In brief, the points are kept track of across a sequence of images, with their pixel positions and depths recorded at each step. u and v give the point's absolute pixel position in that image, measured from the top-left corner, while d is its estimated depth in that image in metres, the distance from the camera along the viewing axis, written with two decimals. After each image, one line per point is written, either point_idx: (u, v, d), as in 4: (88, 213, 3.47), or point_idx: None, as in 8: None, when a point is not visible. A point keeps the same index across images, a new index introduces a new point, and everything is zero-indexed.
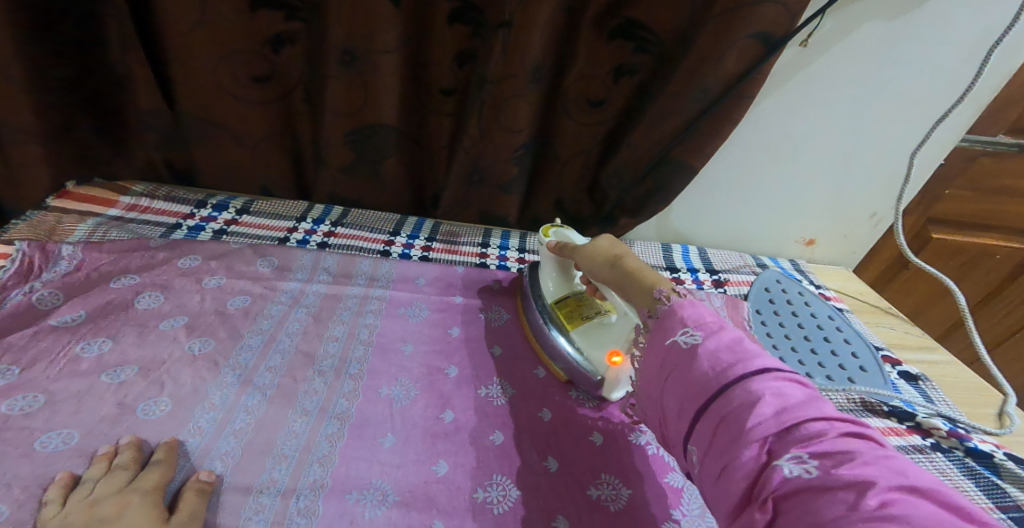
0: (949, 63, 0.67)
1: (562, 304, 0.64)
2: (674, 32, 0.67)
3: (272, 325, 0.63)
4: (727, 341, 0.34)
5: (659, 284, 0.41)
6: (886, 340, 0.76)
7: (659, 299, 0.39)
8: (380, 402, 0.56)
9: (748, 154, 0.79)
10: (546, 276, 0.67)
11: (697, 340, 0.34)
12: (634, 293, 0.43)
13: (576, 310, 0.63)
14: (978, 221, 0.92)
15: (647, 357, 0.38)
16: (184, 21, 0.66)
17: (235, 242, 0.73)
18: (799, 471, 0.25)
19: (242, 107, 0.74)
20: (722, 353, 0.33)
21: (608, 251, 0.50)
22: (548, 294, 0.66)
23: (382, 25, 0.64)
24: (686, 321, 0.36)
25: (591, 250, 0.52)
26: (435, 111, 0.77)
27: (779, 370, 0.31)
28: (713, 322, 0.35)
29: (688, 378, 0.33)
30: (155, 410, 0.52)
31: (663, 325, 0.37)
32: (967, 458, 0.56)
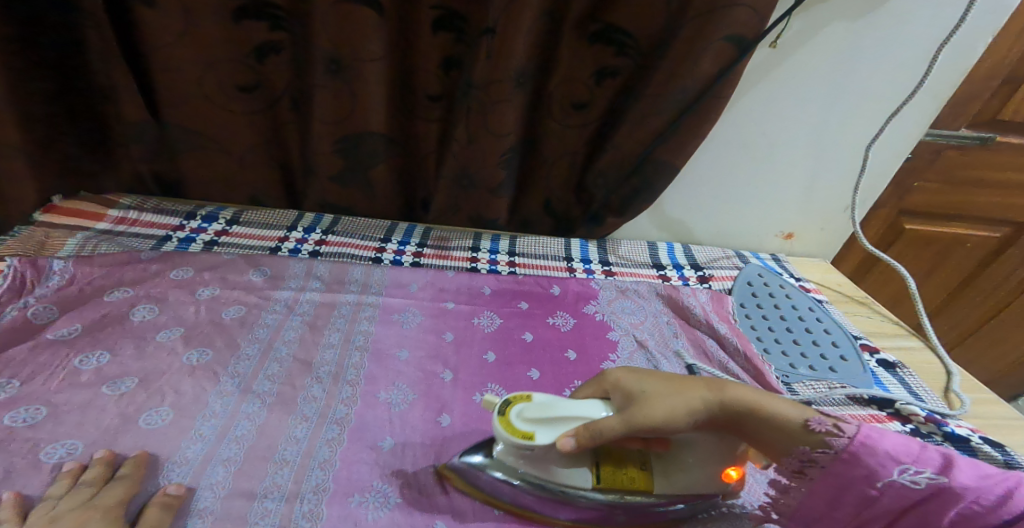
0: (911, 60, 0.71)
1: (607, 478, 0.45)
2: (653, 35, 0.69)
3: (269, 334, 0.64)
4: (967, 472, 0.35)
5: (799, 412, 0.41)
6: (864, 329, 0.79)
7: (826, 432, 0.39)
8: (379, 406, 0.57)
9: (725, 154, 0.82)
10: (549, 467, 0.45)
11: (936, 481, 0.35)
12: (777, 436, 0.41)
13: (629, 470, 0.45)
14: (948, 212, 0.96)
15: (832, 492, 0.40)
16: (167, 31, 0.66)
17: (226, 253, 0.74)
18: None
19: (230, 117, 0.75)
20: (973, 485, 0.35)
21: (694, 404, 0.41)
22: (576, 481, 0.45)
23: (366, 33, 0.65)
24: (899, 458, 0.37)
25: (675, 408, 0.41)
26: (422, 117, 0.78)
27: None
28: (926, 453, 0.37)
29: (945, 512, 0.35)
30: (157, 420, 0.53)
31: (864, 464, 0.37)
32: (946, 443, 0.57)
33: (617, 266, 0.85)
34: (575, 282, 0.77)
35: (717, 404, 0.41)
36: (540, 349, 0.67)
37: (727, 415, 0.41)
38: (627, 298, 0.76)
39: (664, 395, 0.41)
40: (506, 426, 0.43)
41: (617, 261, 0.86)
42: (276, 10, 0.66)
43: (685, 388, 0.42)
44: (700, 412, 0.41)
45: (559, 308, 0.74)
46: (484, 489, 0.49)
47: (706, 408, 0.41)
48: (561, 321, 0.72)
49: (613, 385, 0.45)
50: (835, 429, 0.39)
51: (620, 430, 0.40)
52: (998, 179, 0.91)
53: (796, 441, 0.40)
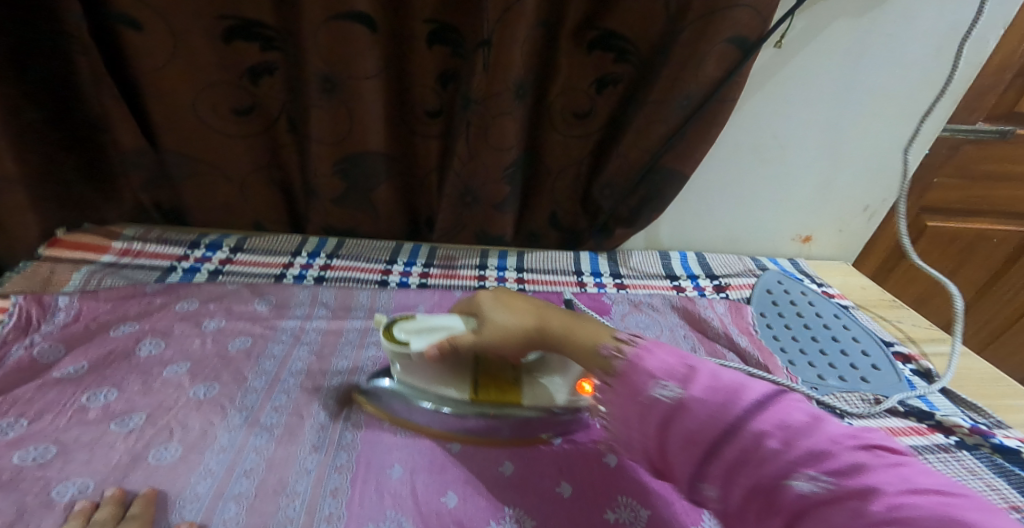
0: (923, 54, 0.69)
1: (481, 390, 0.56)
2: (652, 40, 0.67)
3: (275, 365, 0.62)
4: (705, 382, 0.35)
5: (597, 339, 0.45)
6: (896, 333, 0.75)
7: (611, 356, 0.41)
8: (386, 433, 0.56)
9: (733, 159, 0.80)
10: (433, 379, 0.56)
11: (679, 392, 0.35)
12: (582, 357, 0.45)
13: (500, 384, 0.56)
14: (970, 207, 0.92)
15: (620, 415, 0.38)
16: (157, 57, 0.66)
17: (231, 283, 0.73)
18: (816, 488, 0.29)
19: (229, 144, 0.74)
20: (703, 396, 0.34)
21: (520, 327, 0.49)
22: (456, 392, 0.56)
23: (360, 51, 0.64)
24: (655, 373, 0.37)
25: (504, 329, 0.49)
26: (422, 134, 0.77)
27: (765, 397, 0.34)
28: (678, 367, 0.37)
29: (685, 428, 0.34)
30: (166, 456, 0.51)
31: (632, 381, 0.38)
32: (994, 455, 0.54)
33: (629, 278, 0.83)
34: (587, 298, 0.75)
35: (535, 329, 0.49)
36: None
37: (542, 340, 0.49)
38: (641, 312, 0.73)
39: (502, 318, 0.49)
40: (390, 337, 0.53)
41: (628, 273, 0.84)
42: (267, 31, 0.66)
43: (518, 312, 0.50)
44: (522, 335, 0.49)
45: None
46: (386, 405, 0.58)
47: (526, 331, 0.49)
48: None
49: (475, 306, 0.52)
50: (616, 351, 0.41)
51: (469, 344, 0.50)
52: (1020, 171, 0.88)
53: (590, 362, 0.44)
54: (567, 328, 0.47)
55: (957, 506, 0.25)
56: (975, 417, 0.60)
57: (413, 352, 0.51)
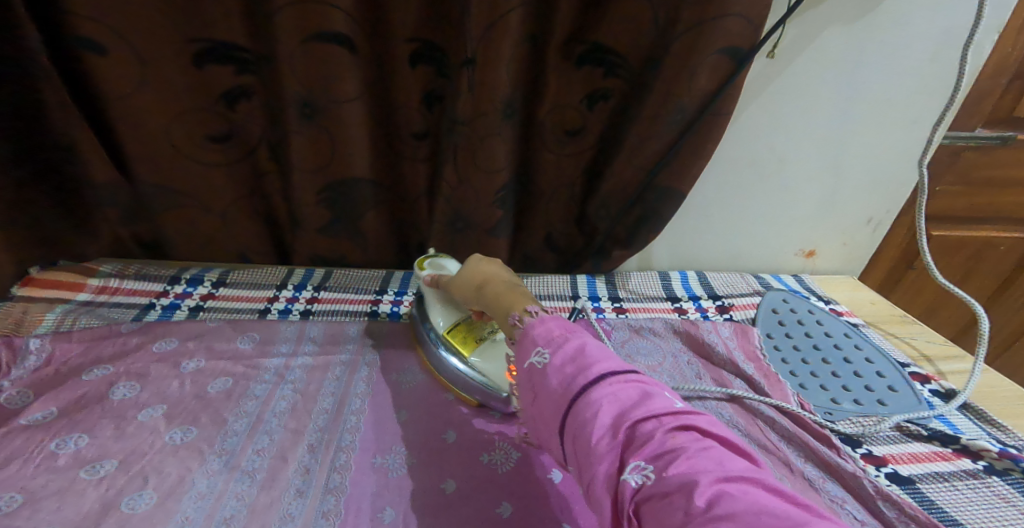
0: (919, 59, 0.67)
1: (455, 329, 0.62)
2: (641, 54, 0.66)
3: (257, 406, 0.58)
4: (571, 352, 0.35)
5: (512, 306, 0.44)
6: (911, 352, 0.71)
7: (515, 322, 0.41)
8: (374, 473, 0.52)
9: (730, 171, 0.78)
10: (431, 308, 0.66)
11: (547, 360, 0.35)
12: (498, 314, 0.45)
13: (470, 335, 0.61)
14: (975, 215, 0.90)
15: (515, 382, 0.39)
16: (124, 84, 0.64)
17: (211, 320, 0.70)
18: (643, 480, 0.27)
19: (210, 173, 0.72)
20: (562, 367, 0.34)
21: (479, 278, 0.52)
22: (440, 319, 0.64)
23: (341, 74, 0.62)
24: (536, 342, 0.37)
25: (464, 275, 0.55)
26: (409, 158, 0.75)
27: (617, 374, 0.33)
28: (556, 333, 0.37)
29: (545, 400, 0.34)
30: (140, 504, 0.47)
31: (521, 347, 0.38)
32: None
33: (629, 301, 0.80)
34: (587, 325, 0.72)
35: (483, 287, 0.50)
36: None
37: (480, 295, 0.50)
38: (643, 338, 0.70)
39: (472, 269, 0.54)
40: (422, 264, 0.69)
41: (628, 296, 0.81)
42: (241, 54, 0.64)
43: (481, 269, 0.53)
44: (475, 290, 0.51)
45: None
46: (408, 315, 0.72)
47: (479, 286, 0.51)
48: None
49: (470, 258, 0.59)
50: (520, 318, 0.41)
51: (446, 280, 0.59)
52: None
53: (503, 324, 0.44)
54: (499, 295, 0.47)
55: (765, 501, 0.23)
56: (1004, 441, 0.56)
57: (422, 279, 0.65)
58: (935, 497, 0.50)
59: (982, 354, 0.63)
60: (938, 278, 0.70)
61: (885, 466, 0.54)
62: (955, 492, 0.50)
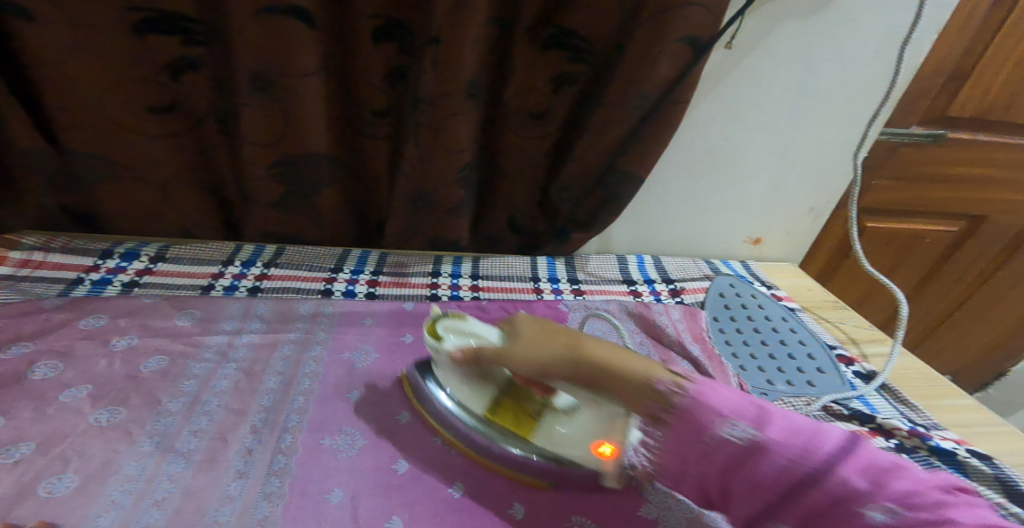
0: (863, 57, 0.71)
1: (498, 409, 0.52)
2: (607, 39, 0.66)
3: (196, 386, 0.56)
4: (775, 421, 0.36)
5: (646, 370, 0.39)
6: (840, 336, 0.76)
7: (670, 391, 0.38)
8: (322, 453, 0.51)
9: (687, 160, 0.79)
10: (457, 383, 0.53)
11: (755, 431, 0.35)
12: (630, 392, 0.39)
13: (522, 411, 0.52)
14: (906, 208, 0.96)
15: (673, 450, 0.38)
16: (50, 43, 0.58)
17: (147, 296, 0.65)
18: (894, 520, 0.31)
19: (147, 143, 0.67)
20: (779, 439, 0.35)
21: (550, 348, 0.42)
22: (472, 401, 0.53)
23: (297, 48, 0.59)
24: (722, 411, 0.37)
25: (529, 347, 0.44)
26: (370, 136, 0.72)
27: (829, 434, 0.35)
28: (744, 404, 0.37)
29: (759, 469, 0.35)
30: (60, 488, 0.45)
31: (691, 420, 0.37)
32: (932, 457, 0.54)
33: (586, 284, 0.81)
34: (544, 306, 0.73)
35: (569, 358, 0.41)
36: None
37: (576, 370, 0.41)
38: (598, 319, 0.71)
39: (532, 341, 0.44)
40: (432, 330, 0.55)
41: (585, 279, 0.82)
42: (192, 26, 0.59)
43: (550, 337, 0.44)
44: (554, 364, 0.42)
45: None
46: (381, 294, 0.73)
47: (556, 358, 0.42)
48: None
49: (511, 321, 0.49)
50: (678, 388, 0.38)
51: (491, 354, 0.48)
52: (954, 174, 0.92)
53: (645, 399, 0.38)
54: (609, 360, 0.40)
55: None
56: (914, 420, 0.61)
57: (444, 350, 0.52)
58: None
59: (900, 340, 0.68)
60: (867, 268, 0.75)
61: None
62: None
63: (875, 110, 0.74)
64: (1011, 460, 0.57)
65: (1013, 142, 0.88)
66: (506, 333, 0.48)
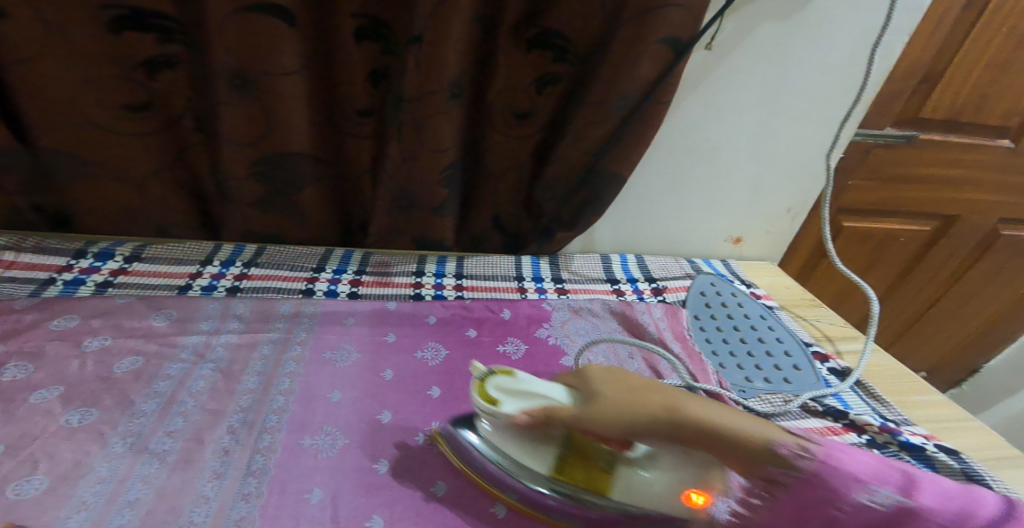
0: (837, 59, 0.72)
1: (566, 468, 0.48)
2: (590, 39, 0.66)
3: (170, 386, 0.55)
4: (929, 489, 0.35)
5: (762, 431, 0.37)
6: (816, 334, 0.78)
7: (796, 456, 0.35)
8: (302, 453, 0.50)
9: (669, 160, 0.80)
10: (517, 441, 0.48)
11: (899, 501, 0.34)
12: (744, 456, 0.36)
13: (591, 465, 0.47)
14: (881, 208, 0.98)
15: (794, 510, 0.36)
16: (20, 38, 0.57)
17: (121, 296, 0.64)
18: None
19: (122, 142, 0.65)
20: (935, 509, 0.34)
21: (644, 406, 0.40)
22: (535, 462, 0.48)
23: (277, 46, 0.58)
24: (866, 479, 0.35)
25: (618, 410, 0.40)
26: (353, 136, 0.71)
27: (969, 495, 0.36)
28: (881, 468, 0.36)
29: None
30: (28, 490, 0.44)
31: (833, 487, 0.35)
32: (901, 452, 0.56)
33: (570, 283, 0.82)
34: (527, 305, 0.73)
35: (671, 419, 0.39)
36: None
37: (684, 434, 0.38)
38: (581, 318, 0.72)
39: (621, 402, 0.41)
40: (482, 391, 0.48)
41: (570, 278, 0.82)
42: (166, 22, 0.58)
43: (643, 398, 0.40)
44: (652, 425, 0.39)
45: (510, 333, 0.68)
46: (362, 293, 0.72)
47: (655, 418, 0.39)
48: (512, 348, 0.66)
49: (581, 377, 0.44)
50: (807, 452, 0.35)
51: (568, 419, 0.43)
52: (927, 175, 0.94)
53: (760, 464, 0.36)
54: (718, 419, 0.38)
55: None
56: (886, 416, 0.63)
57: (504, 416, 0.46)
58: None
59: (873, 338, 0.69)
60: (844, 270, 0.76)
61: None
62: None
63: (849, 110, 0.76)
64: (978, 455, 0.59)
65: (983, 143, 0.91)
66: (580, 393, 0.43)
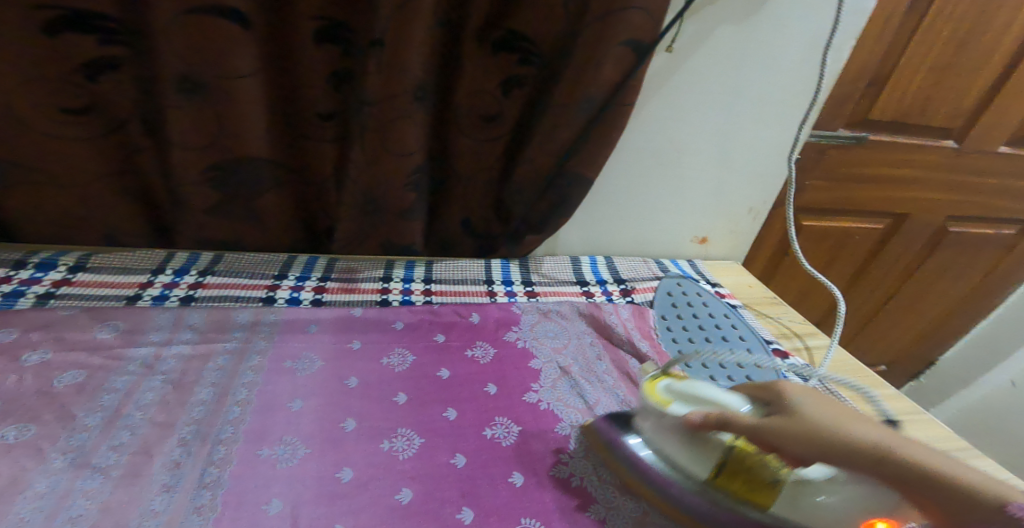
0: (791, 63, 0.75)
1: (726, 479, 0.45)
2: (554, 43, 0.66)
3: (116, 399, 0.52)
4: None
5: (985, 480, 0.32)
6: (777, 331, 0.79)
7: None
8: (259, 464, 0.49)
9: (635, 161, 0.81)
10: (680, 444, 0.47)
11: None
12: (957, 505, 0.32)
13: (753, 478, 0.43)
14: (838, 207, 1.02)
15: None
16: None
17: (63, 308, 0.61)
18: None
19: (64, 147, 0.62)
20: None
21: (849, 434, 0.37)
22: (692, 465, 0.47)
23: (231, 48, 0.56)
24: None
25: (815, 426, 0.38)
26: (314, 139, 0.69)
27: None
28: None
29: None
30: None
31: None
32: None
33: (540, 286, 0.81)
34: (496, 308, 0.73)
35: (877, 451, 0.35)
36: (458, 386, 0.60)
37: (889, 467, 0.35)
38: (550, 321, 0.72)
39: (823, 420, 0.39)
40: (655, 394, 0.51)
41: (539, 280, 0.82)
42: (109, 23, 0.55)
43: (851, 423, 0.38)
44: (852, 452, 0.36)
45: (479, 337, 0.68)
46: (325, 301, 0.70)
47: (858, 447, 0.36)
48: (480, 352, 0.65)
49: (775, 393, 0.43)
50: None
51: (746, 426, 0.42)
52: (879, 175, 0.98)
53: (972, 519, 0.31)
54: (940, 465, 0.33)
55: None
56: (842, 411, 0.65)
57: (673, 417, 0.48)
58: None
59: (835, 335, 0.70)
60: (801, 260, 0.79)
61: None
62: None
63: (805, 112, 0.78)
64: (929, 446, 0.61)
65: (929, 144, 0.96)
66: (775, 408, 0.42)
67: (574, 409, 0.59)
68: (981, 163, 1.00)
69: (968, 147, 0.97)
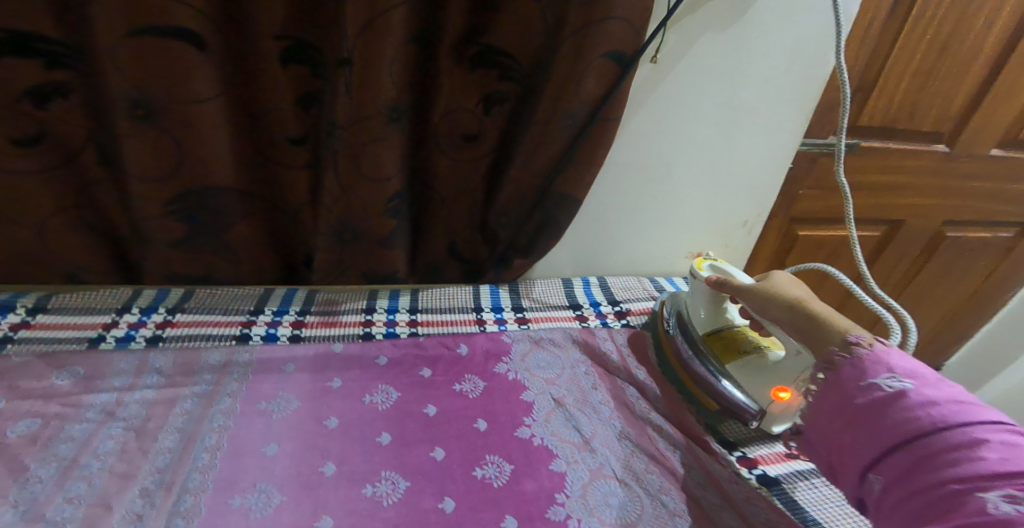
0: (777, 70, 0.74)
1: (717, 337, 0.65)
2: (532, 56, 0.64)
3: (74, 449, 0.49)
4: (945, 394, 0.36)
5: (849, 327, 0.45)
6: None
7: (857, 343, 0.43)
8: (226, 516, 0.45)
9: (624, 176, 0.79)
10: (703, 304, 0.67)
11: (910, 386, 0.38)
12: (814, 333, 0.47)
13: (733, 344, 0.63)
14: (832, 215, 1.00)
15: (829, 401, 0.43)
16: None
17: (18, 354, 0.57)
18: (1006, 505, 0.29)
19: (11, 181, 0.58)
20: (934, 404, 0.36)
21: (780, 294, 0.52)
22: (703, 321, 0.67)
23: (189, 71, 0.54)
24: (894, 369, 0.39)
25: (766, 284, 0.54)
26: (286, 164, 0.66)
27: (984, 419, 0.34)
28: (928, 373, 0.39)
29: (890, 420, 0.37)
30: None
31: (858, 366, 0.41)
32: None
33: (532, 312, 0.78)
34: (484, 338, 0.69)
35: (790, 301, 0.50)
36: (445, 424, 0.56)
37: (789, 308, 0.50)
38: (542, 349, 0.68)
39: (777, 282, 0.54)
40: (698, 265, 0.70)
41: (531, 305, 0.79)
42: (51, 46, 0.52)
43: (795, 287, 0.53)
44: (773, 300, 0.52)
45: (467, 371, 0.64)
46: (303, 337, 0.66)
47: (782, 298, 0.51)
48: (468, 386, 0.62)
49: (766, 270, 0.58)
50: (867, 343, 0.42)
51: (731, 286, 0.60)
52: (871, 181, 0.97)
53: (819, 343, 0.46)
54: (830, 315, 0.47)
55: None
56: None
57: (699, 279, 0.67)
58: (797, 497, 0.54)
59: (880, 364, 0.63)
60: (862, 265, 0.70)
61: (757, 467, 0.57)
62: (813, 489, 0.55)
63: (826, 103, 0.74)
64: None
65: (920, 149, 0.94)
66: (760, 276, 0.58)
67: (570, 444, 0.56)
68: (973, 166, 0.99)
69: (959, 151, 0.96)
